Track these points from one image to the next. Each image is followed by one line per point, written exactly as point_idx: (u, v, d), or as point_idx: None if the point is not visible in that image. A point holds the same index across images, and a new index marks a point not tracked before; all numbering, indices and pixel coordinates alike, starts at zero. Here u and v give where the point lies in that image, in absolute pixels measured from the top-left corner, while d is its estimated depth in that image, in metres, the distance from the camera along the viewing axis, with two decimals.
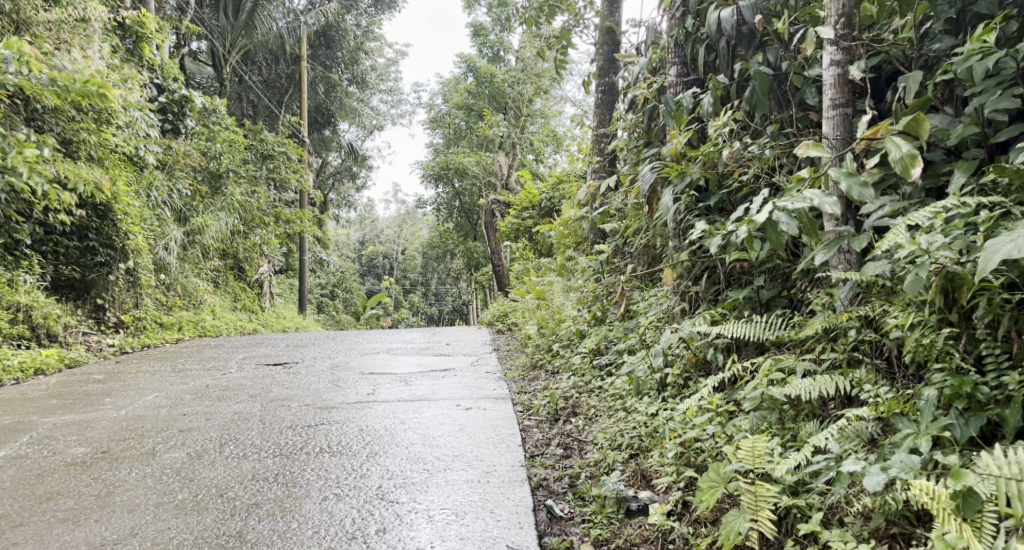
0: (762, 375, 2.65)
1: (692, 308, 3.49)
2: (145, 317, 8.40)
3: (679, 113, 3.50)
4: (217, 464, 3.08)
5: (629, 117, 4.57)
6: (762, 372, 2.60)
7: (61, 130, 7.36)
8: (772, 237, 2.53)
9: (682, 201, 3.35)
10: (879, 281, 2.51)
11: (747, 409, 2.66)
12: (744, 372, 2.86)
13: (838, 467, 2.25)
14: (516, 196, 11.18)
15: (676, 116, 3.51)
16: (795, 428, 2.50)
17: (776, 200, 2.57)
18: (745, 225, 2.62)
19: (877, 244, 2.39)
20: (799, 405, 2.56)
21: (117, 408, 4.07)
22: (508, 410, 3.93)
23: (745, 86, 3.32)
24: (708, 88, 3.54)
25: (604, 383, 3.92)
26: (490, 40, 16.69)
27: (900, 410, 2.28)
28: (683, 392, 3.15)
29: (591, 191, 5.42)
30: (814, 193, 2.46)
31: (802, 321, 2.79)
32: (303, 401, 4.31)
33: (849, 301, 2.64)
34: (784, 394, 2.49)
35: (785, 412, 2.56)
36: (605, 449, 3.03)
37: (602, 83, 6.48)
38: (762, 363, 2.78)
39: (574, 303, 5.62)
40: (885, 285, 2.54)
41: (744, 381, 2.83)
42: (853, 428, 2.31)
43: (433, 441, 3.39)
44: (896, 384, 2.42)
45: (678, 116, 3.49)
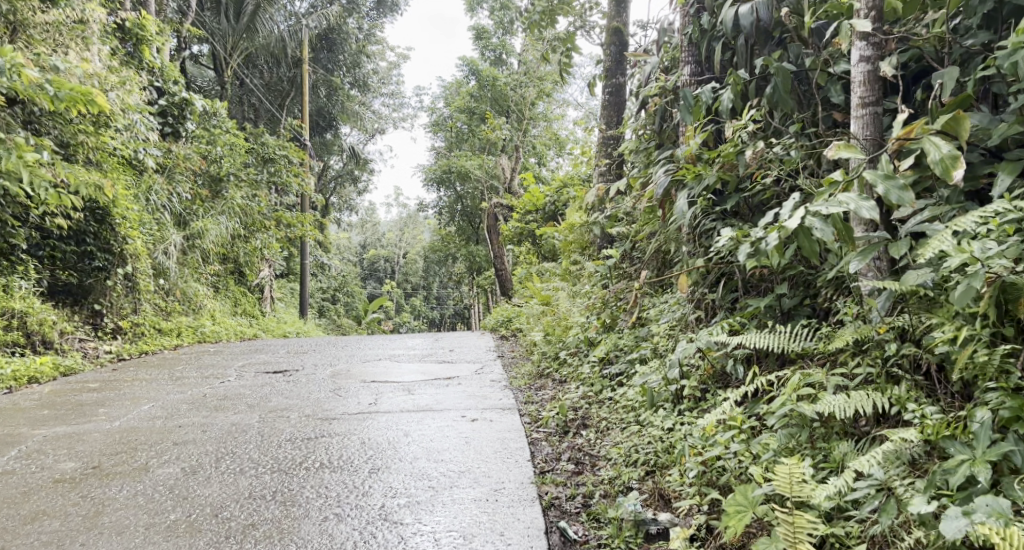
0: (790, 391, 2.51)
1: (708, 316, 3.40)
2: (143, 322, 8.28)
3: (697, 108, 3.38)
4: (213, 481, 2.94)
5: (640, 119, 4.45)
6: (790, 387, 2.46)
7: (59, 133, 7.22)
8: (806, 245, 2.38)
9: (698, 204, 3.24)
10: (920, 290, 2.38)
11: (774, 426, 2.52)
12: (768, 386, 2.72)
13: (882, 495, 2.12)
14: (519, 199, 11.05)
15: (694, 112, 3.38)
16: (827, 448, 2.37)
17: (809, 204, 2.41)
18: (775, 231, 2.46)
19: (922, 252, 2.28)
20: (828, 422, 2.43)
21: (111, 419, 3.93)
22: (516, 421, 3.79)
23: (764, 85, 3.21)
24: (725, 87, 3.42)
25: (615, 394, 3.79)
26: (493, 43, 16.59)
27: (950, 433, 2.14)
28: (701, 405, 3.03)
29: (599, 194, 5.30)
30: (850, 197, 2.33)
31: (830, 332, 2.66)
32: (303, 412, 4.18)
33: (886, 311, 2.48)
34: (816, 411, 2.35)
35: (815, 430, 2.43)
36: (620, 465, 2.90)
37: (609, 85, 6.35)
38: (788, 376, 2.65)
39: (581, 308, 5.49)
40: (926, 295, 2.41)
41: (768, 395, 2.69)
42: (895, 451, 2.18)
43: (438, 455, 3.25)
44: (940, 403, 2.30)
45: (696, 112, 3.37)
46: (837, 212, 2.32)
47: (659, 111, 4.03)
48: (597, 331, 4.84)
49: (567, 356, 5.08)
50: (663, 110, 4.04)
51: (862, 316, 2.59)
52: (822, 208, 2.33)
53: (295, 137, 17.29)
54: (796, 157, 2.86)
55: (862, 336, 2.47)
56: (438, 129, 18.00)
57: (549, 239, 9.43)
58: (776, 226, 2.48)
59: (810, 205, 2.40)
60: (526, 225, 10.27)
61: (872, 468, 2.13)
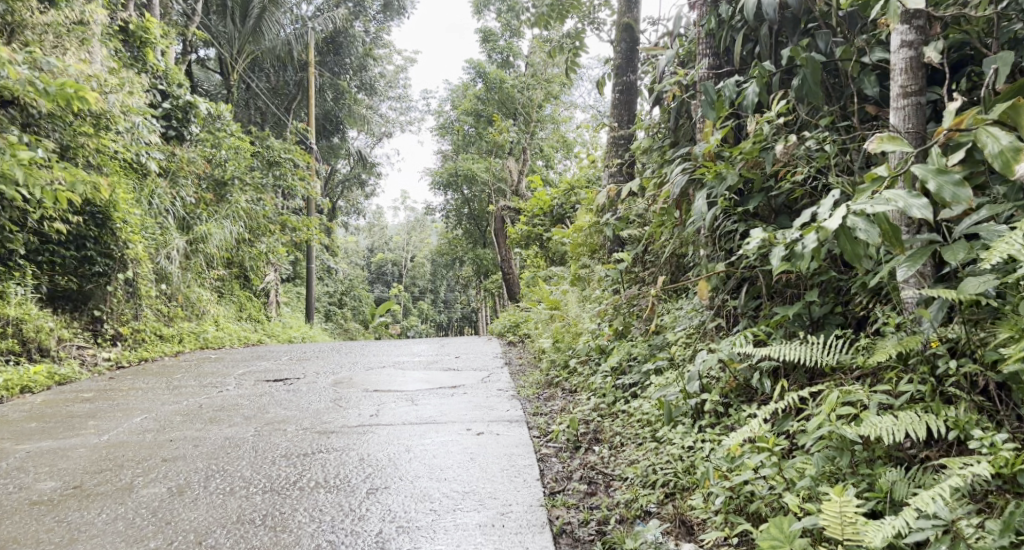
0: (828, 410, 2.31)
1: (729, 324, 3.22)
2: (144, 329, 8.10)
3: (720, 104, 3.14)
4: (200, 502, 2.75)
5: (654, 115, 4.26)
6: (828, 406, 2.27)
7: (59, 136, 7.05)
8: (849, 248, 2.20)
9: (718, 205, 3.04)
10: (981, 299, 2.18)
11: (809, 448, 2.32)
12: (801, 403, 2.53)
13: (947, 536, 1.92)
14: (527, 202, 10.87)
15: (717, 106, 3.15)
16: (870, 475, 2.18)
17: (851, 203, 2.23)
18: (814, 234, 2.27)
19: (987, 257, 2.08)
20: (871, 445, 2.24)
21: (99, 433, 3.75)
22: (525, 436, 3.59)
23: (790, 77, 3.06)
24: (748, 79, 3.22)
25: (628, 407, 3.60)
26: (500, 46, 16.45)
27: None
28: (723, 422, 2.83)
29: (610, 197, 5.10)
30: (899, 194, 2.15)
31: (869, 344, 2.47)
32: (301, 424, 3.99)
33: (940, 322, 2.29)
34: (859, 434, 2.16)
35: (855, 453, 2.24)
36: (637, 487, 2.70)
37: (620, 83, 6.15)
38: (822, 392, 2.45)
39: (592, 315, 5.29)
40: (986, 304, 2.23)
41: (802, 412, 2.50)
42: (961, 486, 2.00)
43: (440, 473, 3.04)
44: (1003, 429, 2.13)
45: (719, 107, 3.14)
46: (885, 210, 2.13)
47: (675, 107, 3.85)
48: (609, 338, 4.63)
49: (578, 364, 4.87)
50: (679, 106, 3.85)
51: (905, 326, 2.39)
52: (867, 206, 2.14)
53: (301, 141, 17.16)
54: (831, 153, 2.68)
55: (905, 349, 2.28)
56: (445, 132, 17.84)
57: (558, 244, 9.23)
58: (814, 227, 2.29)
59: (853, 203, 2.22)
60: (534, 229, 10.08)
61: (938, 508, 1.93)
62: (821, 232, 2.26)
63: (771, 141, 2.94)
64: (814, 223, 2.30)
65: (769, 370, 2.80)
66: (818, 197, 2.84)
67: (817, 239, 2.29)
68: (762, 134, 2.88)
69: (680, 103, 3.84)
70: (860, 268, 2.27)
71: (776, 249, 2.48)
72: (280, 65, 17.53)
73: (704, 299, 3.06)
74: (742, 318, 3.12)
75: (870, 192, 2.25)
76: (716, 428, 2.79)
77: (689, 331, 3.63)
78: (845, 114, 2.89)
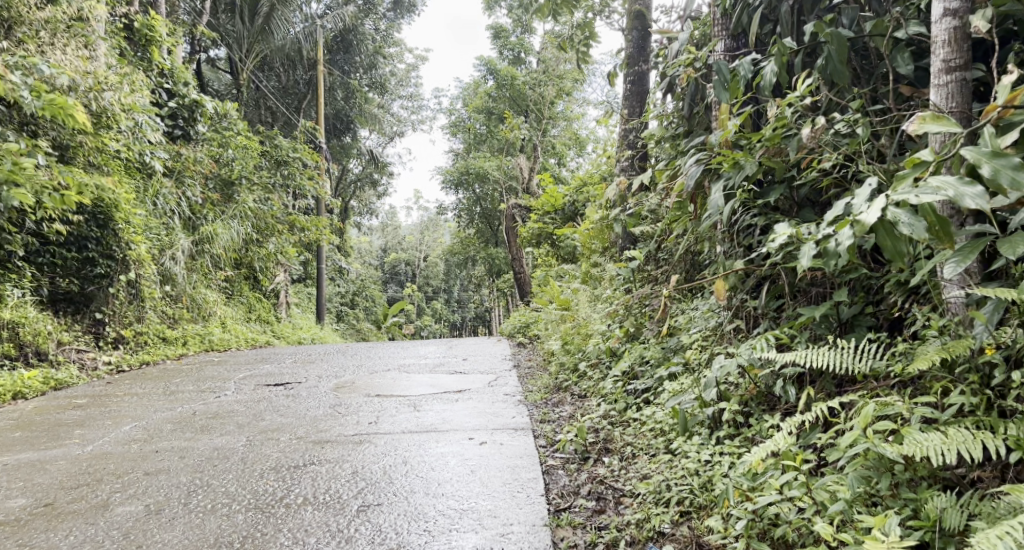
0: (862, 425, 2.09)
1: (749, 326, 2.98)
2: (147, 331, 7.95)
3: (735, 85, 2.91)
4: (177, 522, 2.59)
5: (667, 105, 4.04)
6: (863, 420, 2.03)
7: (57, 135, 6.88)
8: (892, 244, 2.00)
9: (735, 196, 2.82)
10: None
11: (843, 468, 2.10)
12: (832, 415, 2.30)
13: None
14: (537, 200, 10.65)
15: (733, 88, 2.91)
16: (915, 500, 1.96)
17: (892, 193, 2.02)
18: (851, 228, 2.06)
19: None
20: (913, 464, 2.00)
21: (84, 443, 3.57)
22: (530, 445, 3.37)
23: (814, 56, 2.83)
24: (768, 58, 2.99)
25: (640, 414, 3.37)
26: (511, 42, 16.21)
27: None
28: (744, 433, 2.60)
29: (620, 191, 4.87)
30: (948, 181, 1.93)
31: (907, 349, 2.24)
32: (296, 433, 3.80)
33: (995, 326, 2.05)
34: (901, 454, 1.93)
35: (894, 473, 2.01)
36: (650, 505, 2.49)
37: (631, 72, 5.93)
38: (855, 403, 2.22)
39: (603, 315, 5.05)
40: None
41: (832, 425, 2.27)
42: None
43: (437, 488, 2.85)
44: None
45: (735, 89, 2.90)
46: (932, 200, 1.92)
47: (689, 92, 3.62)
48: (620, 340, 4.40)
49: (587, 368, 4.64)
50: (693, 91, 3.63)
51: (949, 330, 2.16)
52: (911, 195, 1.94)
53: (311, 140, 17.02)
54: (863, 136, 2.46)
55: (951, 355, 2.06)
56: (456, 130, 17.62)
57: (569, 242, 9.00)
58: (849, 220, 2.09)
59: (894, 192, 2.01)
60: (545, 227, 9.85)
61: None
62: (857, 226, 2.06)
63: (794, 126, 2.71)
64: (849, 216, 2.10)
65: (795, 377, 2.57)
66: (847, 186, 2.61)
67: (853, 233, 2.09)
68: (784, 119, 2.66)
69: (696, 87, 3.62)
70: (903, 265, 2.06)
71: (806, 246, 2.28)
72: (289, 64, 17.39)
73: (722, 301, 2.83)
74: (763, 319, 2.90)
75: (912, 179, 2.04)
76: (736, 441, 2.57)
77: (705, 333, 3.41)
78: (875, 96, 2.67)
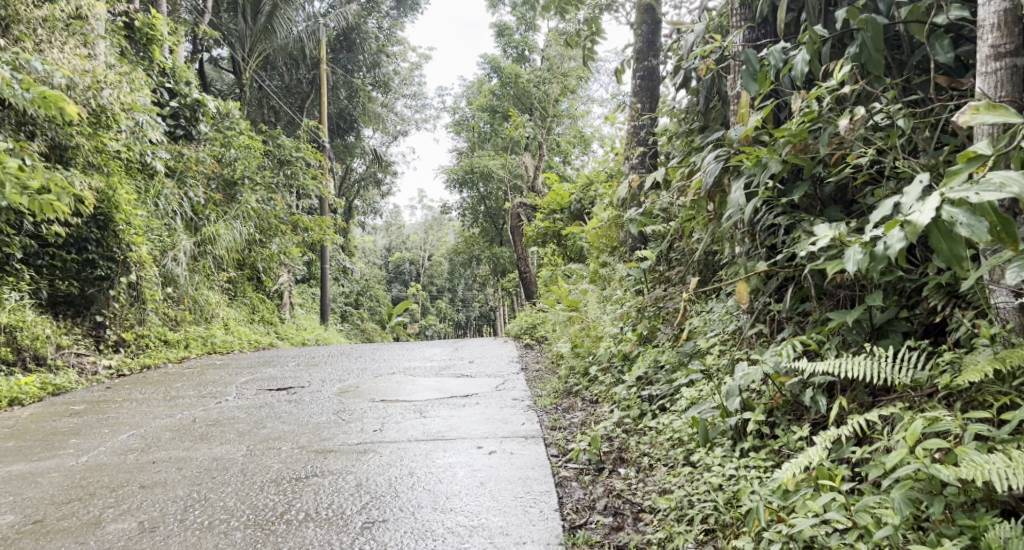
0: (910, 442, 1.95)
1: (772, 331, 2.84)
2: (148, 334, 7.83)
3: (764, 75, 2.77)
4: (173, 542, 2.47)
5: (682, 99, 3.90)
6: (913, 438, 1.91)
7: (55, 135, 6.74)
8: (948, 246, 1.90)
9: (760, 194, 2.67)
10: None
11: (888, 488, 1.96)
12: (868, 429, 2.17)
13: None
14: (543, 198, 10.51)
15: (760, 77, 2.77)
16: (971, 526, 1.84)
17: (947, 191, 1.91)
18: (905, 228, 1.94)
19: None
20: (966, 487, 1.88)
21: (78, 453, 3.44)
22: (542, 455, 3.23)
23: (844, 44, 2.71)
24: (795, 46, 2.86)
25: (657, 423, 3.24)
26: (515, 40, 16.05)
27: None
28: (770, 445, 2.46)
29: (632, 189, 4.73)
30: (1012, 177, 1.83)
31: (952, 360, 2.11)
32: (298, 442, 3.67)
33: None
34: (957, 477, 1.80)
35: (945, 496, 1.88)
36: (671, 521, 2.35)
37: (641, 68, 5.79)
38: (898, 417, 2.09)
39: (614, 317, 4.91)
40: None
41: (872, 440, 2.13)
42: None
43: (446, 502, 2.72)
44: None
45: (762, 78, 2.76)
46: (995, 197, 1.82)
47: (704, 84, 3.50)
48: (632, 344, 4.26)
49: (598, 372, 4.50)
50: (709, 84, 3.51)
51: (1001, 339, 2.03)
52: (972, 193, 1.84)
53: (314, 140, 16.88)
54: (904, 128, 2.33)
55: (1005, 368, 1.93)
56: (460, 129, 17.47)
57: (576, 241, 8.86)
58: (900, 221, 1.97)
59: (950, 190, 1.90)
60: (551, 226, 9.71)
61: None
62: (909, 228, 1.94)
63: (822, 119, 2.58)
64: (899, 217, 1.98)
65: (825, 385, 2.44)
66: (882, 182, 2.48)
67: (904, 235, 1.97)
68: (813, 112, 2.53)
69: (711, 78, 3.50)
70: (960, 269, 1.95)
71: (851, 249, 2.16)
72: (292, 63, 17.26)
73: (744, 304, 2.70)
74: (788, 323, 2.77)
75: (967, 175, 1.92)
76: (763, 453, 2.44)
77: (724, 337, 3.28)
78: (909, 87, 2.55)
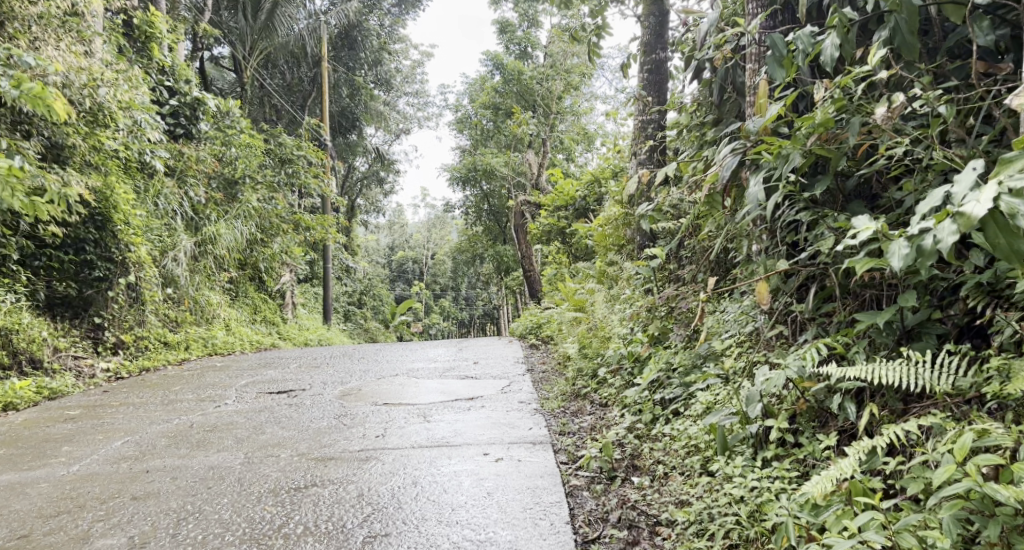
0: (960, 457, 1.81)
1: (794, 335, 2.71)
2: (147, 335, 7.71)
3: (789, 61, 2.68)
4: None
5: (695, 92, 3.78)
6: (963, 453, 1.79)
7: (51, 134, 6.60)
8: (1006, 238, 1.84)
9: (783, 188, 2.54)
10: None
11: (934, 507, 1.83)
12: (906, 440, 2.03)
13: None
14: (547, 196, 10.38)
15: (786, 63, 2.68)
16: None
17: (1003, 180, 1.85)
18: (961, 220, 1.87)
19: None
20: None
21: (70, 462, 3.33)
22: (551, 463, 3.10)
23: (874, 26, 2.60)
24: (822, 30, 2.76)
25: (671, 428, 3.11)
26: (518, 36, 15.90)
27: None
28: (794, 455, 2.33)
29: (641, 185, 4.60)
30: None
31: (1000, 367, 1.98)
32: (297, 449, 3.55)
33: None
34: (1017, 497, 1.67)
35: (998, 517, 1.75)
36: (690, 537, 2.22)
37: (649, 61, 5.64)
38: (943, 430, 1.95)
39: (623, 317, 4.78)
40: None
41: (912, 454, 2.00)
42: None
43: (451, 515, 2.59)
44: None
45: (789, 63, 2.66)
46: None
47: (718, 77, 3.35)
48: (643, 344, 4.13)
49: (608, 374, 4.38)
50: (723, 75, 3.36)
51: None
52: None
53: (316, 139, 16.76)
54: (946, 115, 2.20)
55: None
56: (462, 127, 17.34)
57: (581, 239, 8.72)
58: (953, 213, 1.91)
59: (1007, 179, 1.85)
60: (556, 223, 9.57)
61: None
62: (963, 219, 1.87)
63: (850, 108, 2.46)
64: (952, 209, 1.91)
65: (852, 392, 2.31)
66: (915, 173, 2.36)
67: (956, 227, 1.90)
68: (843, 98, 2.40)
69: (725, 71, 3.35)
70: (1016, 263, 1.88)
71: (896, 245, 2.07)
72: (293, 62, 17.14)
73: (764, 305, 2.58)
74: (809, 325, 2.64)
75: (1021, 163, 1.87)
76: (786, 463, 2.30)
77: (740, 339, 3.16)
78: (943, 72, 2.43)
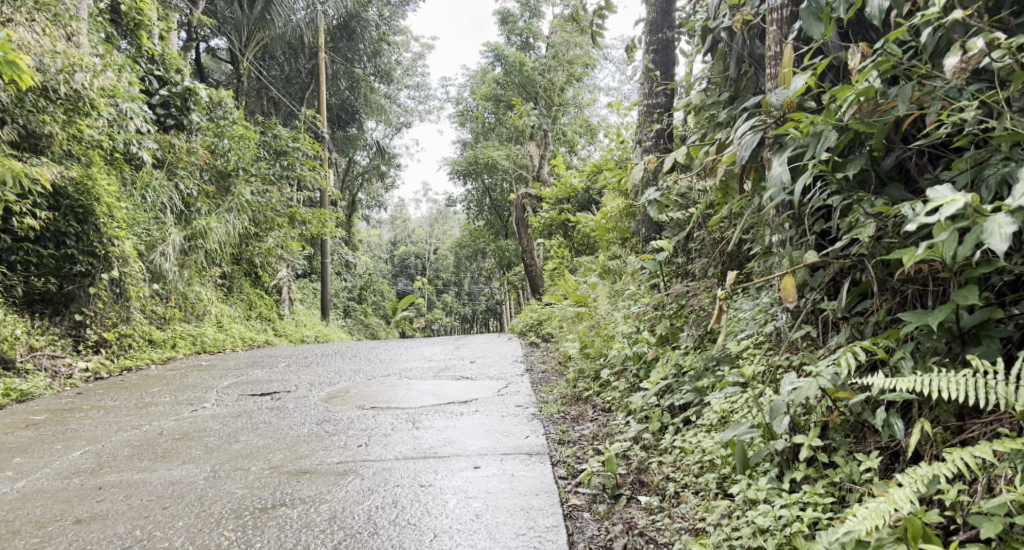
0: None
1: (823, 336, 2.38)
2: (132, 333, 7.38)
3: (827, 14, 2.34)
4: None
5: (708, 68, 3.44)
6: None
7: (25, 123, 6.25)
8: None
9: (813, 168, 2.22)
10: None
11: None
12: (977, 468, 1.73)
13: None
14: (549, 188, 10.05)
15: (824, 16, 2.34)
16: None
17: None
18: None
19: None
20: None
21: (16, 478, 3.03)
22: (547, 479, 2.78)
23: None
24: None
25: (681, 439, 2.79)
26: (519, 27, 15.52)
27: None
28: (830, 478, 2.00)
29: (648, 171, 4.27)
30: None
31: None
32: (270, 460, 3.24)
33: None
34: None
35: None
36: None
37: (654, 40, 5.31)
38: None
39: (628, 314, 4.46)
40: None
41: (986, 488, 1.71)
42: None
43: (432, 543, 2.30)
44: None
45: (826, 17, 2.32)
46: None
47: (733, 51, 3.06)
48: (650, 345, 3.80)
49: (611, 377, 4.06)
50: (740, 44, 3.05)
51: None
52: None
53: (313, 131, 16.42)
54: None
55: None
56: (464, 120, 17.01)
57: (584, 233, 8.39)
58: None
59: None
60: (558, 216, 9.25)
61: None
62: None
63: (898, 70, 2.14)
64: None
65: (895, 403, 1.99)
66: (975, 146, 2.04)
67: None
68: (889, 60, 2.08)
69: (741, 45, 3.05)
70: None
71: (991, 223, 1.76)
72: (291, 53, 16.79)
73: (790, 302, 2.25)
74: (842, 326, 2.31)
75: None
76: (819, 486, 1.98)
77: (759, 341, 2.83)
78: (1006, 28, 2.12)
